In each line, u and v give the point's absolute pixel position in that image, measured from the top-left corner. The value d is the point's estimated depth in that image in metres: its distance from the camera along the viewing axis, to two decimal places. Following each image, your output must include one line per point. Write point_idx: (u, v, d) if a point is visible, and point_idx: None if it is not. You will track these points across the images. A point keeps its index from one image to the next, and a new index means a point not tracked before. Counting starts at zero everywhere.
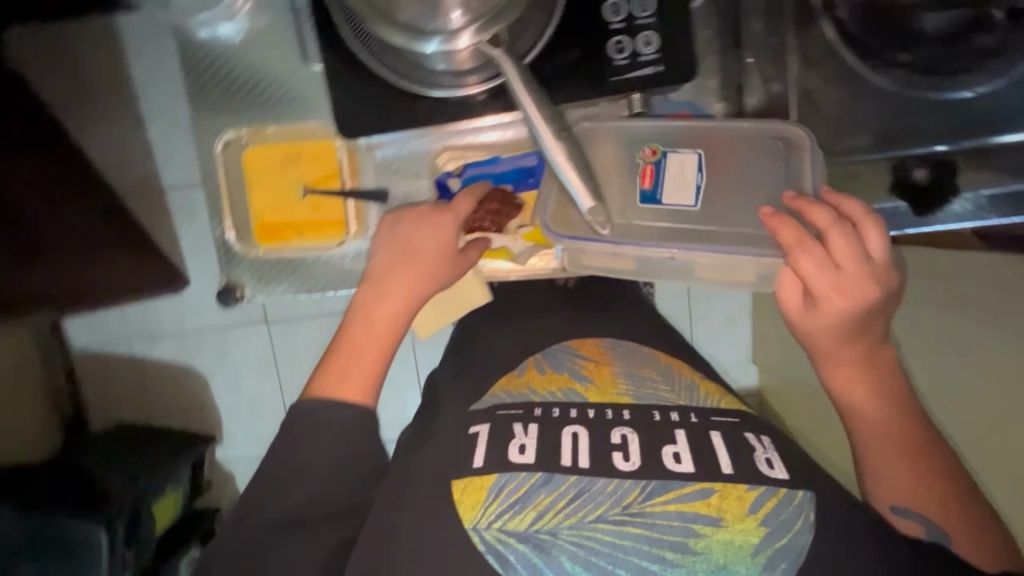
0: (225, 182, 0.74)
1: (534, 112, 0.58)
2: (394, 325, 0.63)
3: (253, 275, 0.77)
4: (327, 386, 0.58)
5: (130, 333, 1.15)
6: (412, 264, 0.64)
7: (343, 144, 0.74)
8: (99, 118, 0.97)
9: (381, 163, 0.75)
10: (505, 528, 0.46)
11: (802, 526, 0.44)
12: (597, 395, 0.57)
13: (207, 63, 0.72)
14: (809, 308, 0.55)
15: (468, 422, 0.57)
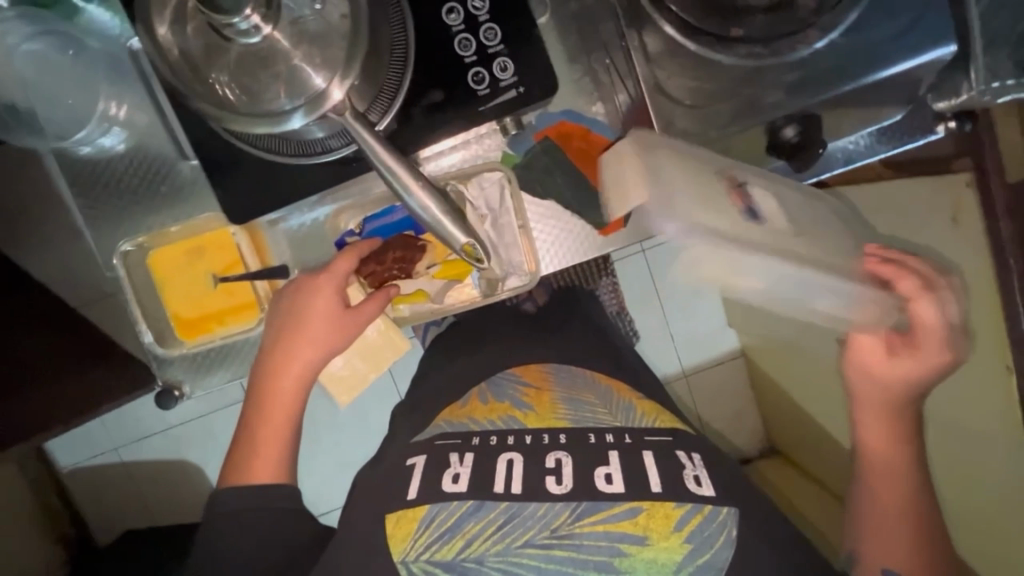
0: (132, 290, 0.75)
1: (392, 165, 0.57)
2: (295, 396, 0.66)
3: (187, 372, 0.79)
4: (240, 470, 0.62)
5: (117, 441, 1.32)
6: (299, 335, 0.66)
7: (241, 228, 0.75)
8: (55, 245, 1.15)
9: (290, 234, 0.75)
10: (432, 559, 0.46)
11: (724, 541, 0.46)
12: (535, 420, 0.56)
13: (87, 170, 0.73)
14: (901, 351, 0.58)
15: (408, 453, 0.55)
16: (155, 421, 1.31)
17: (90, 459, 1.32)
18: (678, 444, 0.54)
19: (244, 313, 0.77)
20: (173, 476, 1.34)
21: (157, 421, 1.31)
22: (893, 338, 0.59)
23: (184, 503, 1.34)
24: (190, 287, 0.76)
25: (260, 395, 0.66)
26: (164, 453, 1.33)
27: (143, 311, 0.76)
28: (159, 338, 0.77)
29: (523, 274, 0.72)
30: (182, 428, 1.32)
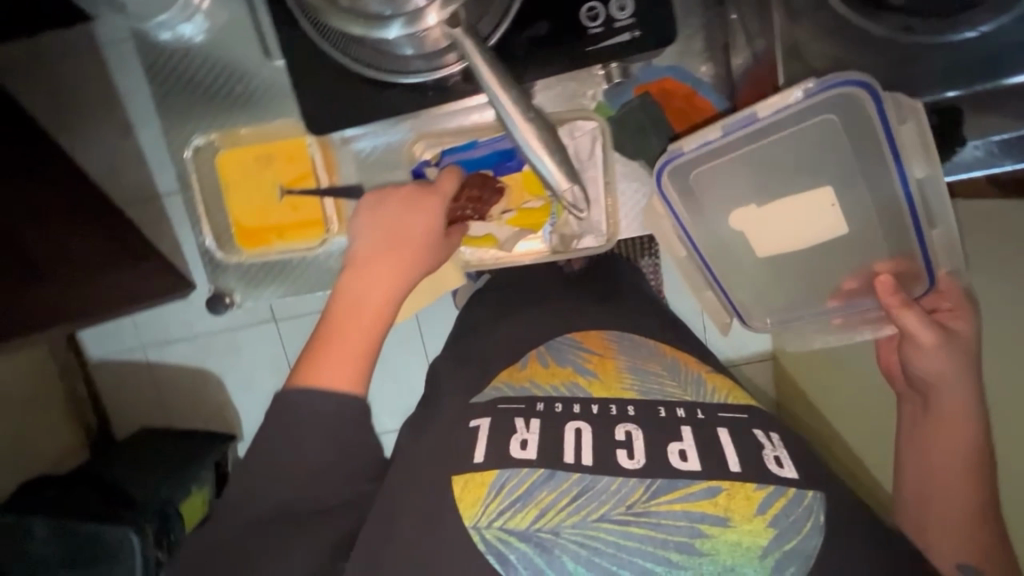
0: (200, 183, 0.90)
1: (499, 93, 0.58)
2: (384, 304, 0.67)
3: (240, 280, 0.96)
4: (319, 371, 0.62)
5: (143, 341, 1.34)
6: (401, 244, 0.69)
7: (314, 142, 0.88)
8: (105, 133, 1.19)
9: (358, 156, 0.90)
10: (505, 526, 0.51)
11: (811, 527, 0.49)
12: (601, 390, 0.64)
13: (183, 70, 0.88)
14: (950, 341, 0.65)
15: (469, 416, 0.63)
16: (181, 329, 1.33)
17: (117, 355, 1.35)
18: (755, 422, 0.60)
19: (300, 229, 0.91)
20: (194, 387, 1.37)
21: (184, 329, 1.33)
22: (940, 330, 0.65)
23: (201, 414, 1.38)
24: (255, 197, 0.90)
25: (354, 296, 0.67)
26: (187, 360, 1.35)
27: (209, 216, 0.92)
28: (219, 243, 0.93)
29: (600, 236, 0.90)
30: (208, 340, 1.34)
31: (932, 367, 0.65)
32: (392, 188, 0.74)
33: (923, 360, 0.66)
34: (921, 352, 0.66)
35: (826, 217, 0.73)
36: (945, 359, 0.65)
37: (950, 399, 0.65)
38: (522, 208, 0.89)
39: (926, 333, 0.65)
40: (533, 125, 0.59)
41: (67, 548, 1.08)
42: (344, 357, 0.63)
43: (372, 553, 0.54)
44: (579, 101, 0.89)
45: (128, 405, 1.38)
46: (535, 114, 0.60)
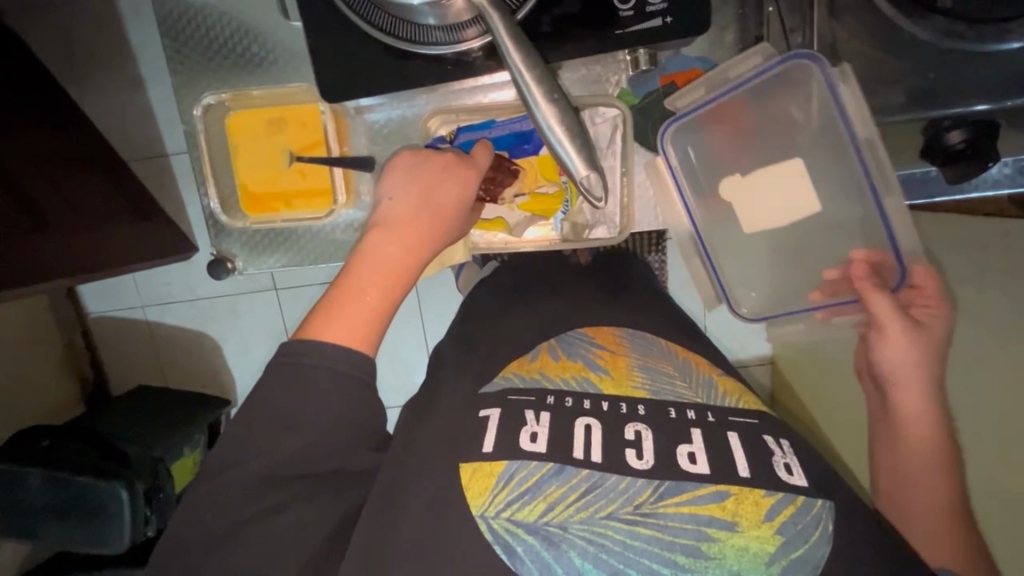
0: (206, 143, 0.89)
1: (524, 73, 0.57)
2: (405, 272, 0.66)
3: (242, 246, 0.95)
4: (331, 331, 0.60)
5: (143, 300, 1.34)
6: (434, 211, 0.69)
7: (329, 110, 0.87)
8: (111, 86, 1.17)
9: (370, 126, 0.89)
10: (514, 518, 0.53)
11: (819, 536, 0.50)
12: (612, 386, 0.65)
13: (198, 26, 0.85)
14: (918, 333, 0.66)
15: (479, 405, 0.64)
16: (184, 291, 1.32)
17: (117, 311, 1.35)
18: (765, 428, 0.61)
19: (309, 198, 0.90)
20: (193, 350, 1.37)
21: (186, 291, 1.32)
22: (909, 321, 0.66)
23: (199, 376, 1.39)
24: (263, 162, 0.90)
25: (375, 253, 0.65)
26: (186, 322, 1.35)
27: (215, 179, 0.91)
28: (224, 207, 0.92)
29: (612, 228, 0.89)
30: (211, 304, 1.33)
31: (897, 357, 0.66)
32: (424, 151, 0.73)
33: (886, 349, 0.66)
34: (882, 339, 0.67)
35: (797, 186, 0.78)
36: (910, 349, 0.65)
37: (913, 397, 0.64)
38: (535, 193, 0.88)
39: (889, 320, 0.67)
40: (557, 109, 0.58)
41: (60, 497, 1.09)
42: (357, 316, 0.62)
43: (384, 531, 0.56)
44: (602, 85, 0.87)
45: (125, 362, 1.39)
46: (560, 97, 0.58)
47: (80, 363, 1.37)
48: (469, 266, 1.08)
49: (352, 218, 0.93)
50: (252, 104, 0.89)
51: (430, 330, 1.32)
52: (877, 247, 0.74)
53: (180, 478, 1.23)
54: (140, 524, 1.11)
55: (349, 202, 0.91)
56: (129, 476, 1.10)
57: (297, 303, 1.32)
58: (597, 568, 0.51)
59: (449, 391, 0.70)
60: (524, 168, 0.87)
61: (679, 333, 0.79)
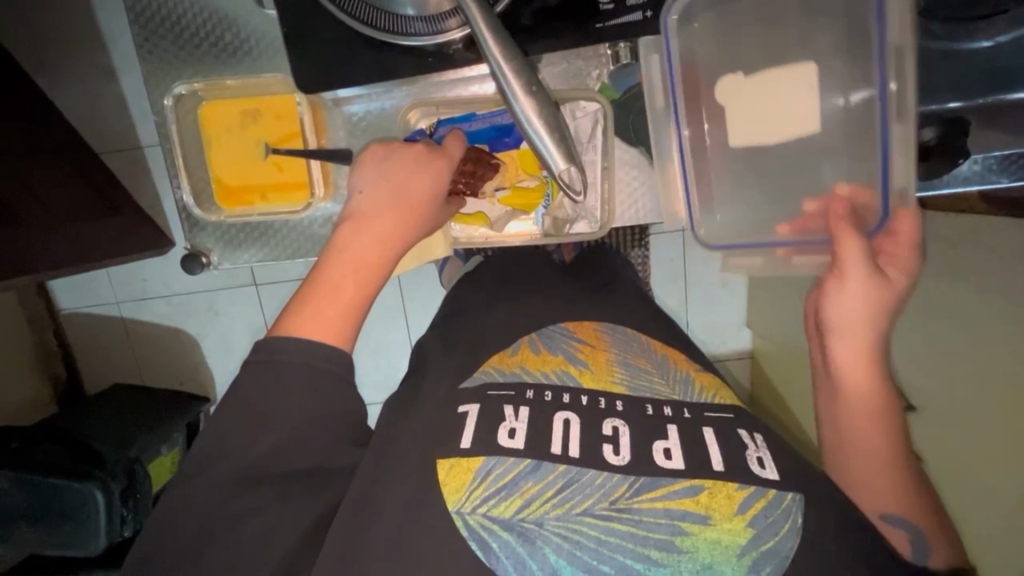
0: (178, 134, 0.87)
1: (503, 66, 0.57)
2: (378, 270, 0.65)
3: (217, 242, 0.93)
4: (303, 327, 0.59)
5: (116, 296, 1.31)
6: (407, 208, 0.67)
7: (306, 101, 0.86)
8: (79, 74, 1.13)
9: (349, 118, 0.88)
10: (489, 514, 0.53)
11: (788, 529, 0.51)
12: (590, 381, 0.65)
13: (170, 14, 0.83)
14: (880, 286, 0.59)
15: (457, 401, 0.64)
16: (158, 286, 1.29)
17: (89, 307, 1.32)
18: (741, 423, 0.62)
19: (285, 192, 0.89)
20: (169, 347, 1.34)
21: (161, 286, 1.29)
22: (874, 270, 0.59)
23: (175, 374, 1.36)
24: (238, 155, 0.88)
25: (356, 247, 0.64)
26: (162, 318, 1.32)
27: (188, 173, 0.89)
28: (198, 202, 0.90)
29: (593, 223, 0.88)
30: (185, 300, 1.30)
31: (842, 309, 0.60)
32: (393, 143, 0.71)
33: (843, 296, 0.60)
34: (841, 291, 0.60)
35: (807, 100, 0.65)
36: (861, 303, 0.59)
37: (849, 348, 0.61)
38: (516, 186, 0.88)
39: (858, 266, 0.59)
40: (534, 101, 0.58)
41: (31, 499, 1.06)
42: (332, 316, 0.61)
43: (362, 530, 0.55)
44: (584, 79, 0.86)
45: (100, 360, 1.36)
46: (538, 90, 0.58)
47: (52, 361, 1.33)
48: (451, 261, 1.08)
49: (328, 212, 0.91)
50: (225, 94, 0.87)
51: (414, 325, 1.31)
52: (863, 184, 0.63)
53: (157, 480, 1.21)
54: (115, 525, 1.09)
55: (327, 196, 0.90)
56: (102, 476, 1.07)
57: (278, 299, 1.30)
58: (570, 565, 0.51)
59: (429, 389, 0.69)
60: (507, 163, 0.87)
61: (659, 327, 0.80)
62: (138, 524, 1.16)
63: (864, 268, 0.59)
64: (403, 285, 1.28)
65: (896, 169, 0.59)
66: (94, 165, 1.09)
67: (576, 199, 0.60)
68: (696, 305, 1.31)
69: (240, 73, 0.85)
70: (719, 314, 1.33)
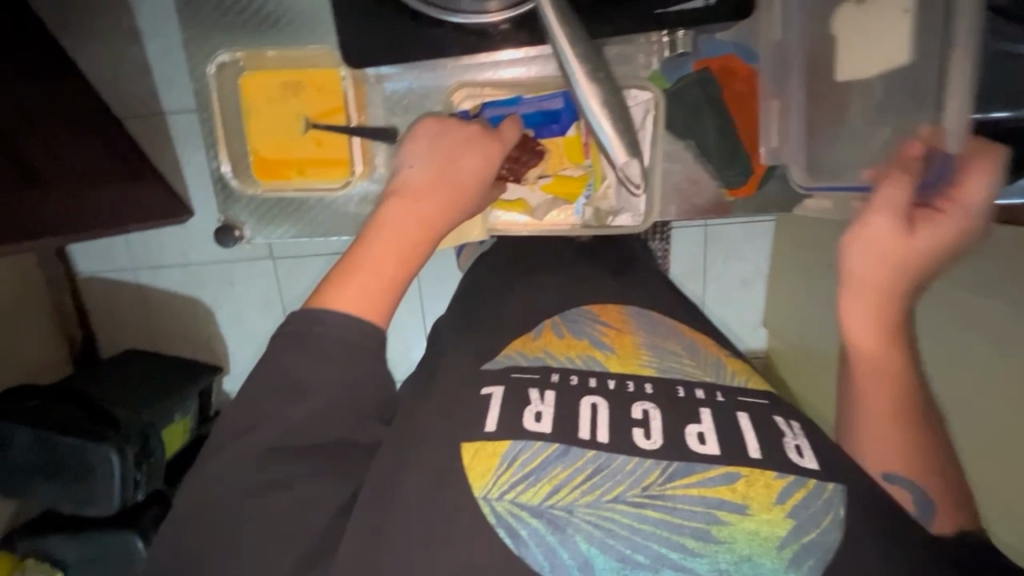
0: (219, 104, 0.86)
1: (572, 60, 0.62)
2: (416, 252, 0.64)
3: (251, 215, 0.92)
4: (340, 299, 0.59)
5: (134, 262, 1.31)
6: (453, 187, 0.68)
7: (350, 76, 0.85)
8: (103, 37, 1.12)
9: (388, 96, 0.86)
10: (518, 500, 0.53)
11: (829, 521, 0.51)
12: (618, 365, 0.65)
13: None
14: (906, 233, 0.63)
15: (483, 382, 0.64)
16: (176, 254, 1.29)
17: (107, 272, 1.32)
18: (775, 409, 0.61)
19: (322, 168, 0.89)
20: (186, 314, 1.35)
21: (179, 253, 1.29)
22: (901, 217, 0.63)
23: (191, 342, 1.37)
24: (275, 127, 0.87)
25: (397, 230, 0.63)
26: (179, 286, 1.32)
27: (226, 144, 0.88)
28: (236, 173, 0.90)
29: (635, 216, 0.87)
30: (204, 268, 1.30)
31: (864, 248, 0.64)
32: (449, 119, 0.72)
33: (862, 237, 0.64)
34: (862, 227, 0.64)
35: (890, 36, 0.68)
36: (879, 248, 0.63)
37: (859, 298, 0.64)
38: (560, 176, 0.87)
39: (886, 207, 0.63)
40: (597, 87, 0.62)
41: (48, 456, 1.07)
42: (374, 290, 0.60)
43: (388, 504, 0.55)
44: (634, 66, 0.86)
45: (115, 327, 1.37)
46: (605, 79, 0.62)
47: (69, 325, 1.34)
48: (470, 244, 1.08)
49: (367, 191, 0.90)
50: (267, 65, 0.86)
51: (428, 310, 1.30)
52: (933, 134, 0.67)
53: (171, 446, 1.22)
54: (128, 486, 1.10)
55: (364, 174, 0.89)
56: (118, 439, 1.08)
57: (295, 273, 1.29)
58: (604, 554, 0.50)
59: (451, 368, 0.69)
60: (551, 151, 0.87)
61: (687, 316, 0.79)
62: (150, 488, 1.16)
63: (892, 210, 0.63)
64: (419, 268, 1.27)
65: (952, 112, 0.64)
66: (119, 131, 1.09)
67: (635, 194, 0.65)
68: (713, 300, 1.30)
69: (282, 43, 0.84)
70: (736, 311, 1.31)
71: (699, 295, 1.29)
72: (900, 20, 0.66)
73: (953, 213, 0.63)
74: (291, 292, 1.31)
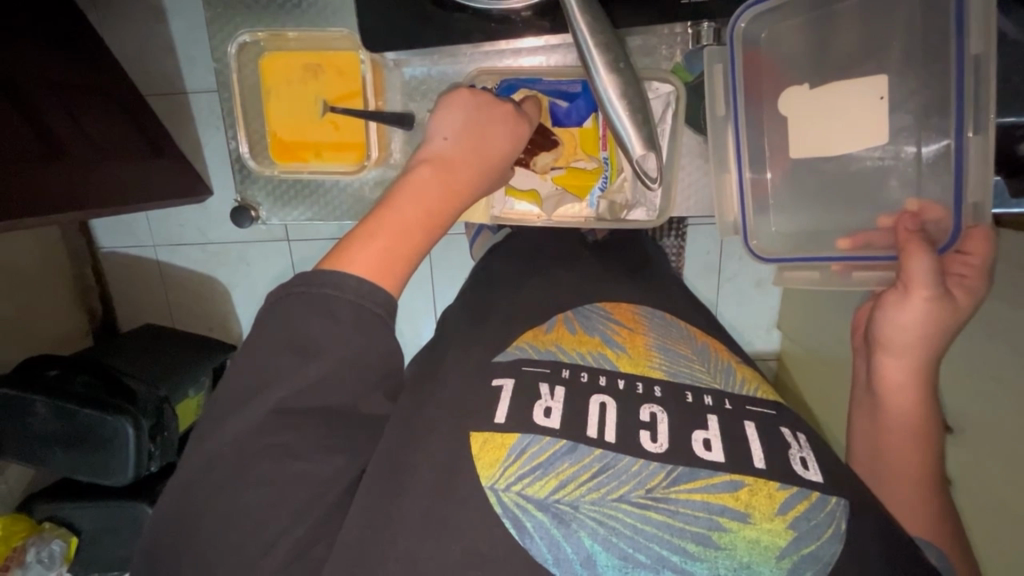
0: (239, 81, 0.87)
1: (591, 49, 0.61)
2: (439, 220, 0.66)
3: (267, 196, 0.93)
4: (354, 260, 0.60)
5: (153, 239, 1.33)
6: (481, 160, 0.70)
7: (369, 60, 0.85)
8: (131, 16, 1.13)
9: (406, 81, 0.86)
10: (524, 493, 0.53)
11: (832, 534, 0.50)
12: (629, 366, 0.65)
13: None
14: (945, 307, 0.62)
15: (492, 374, 0.64)
16: (195, 232, 1.31)
17: (128, 247, 1.34)
18: (783, 420, 0.61)
19: (338, 152, 0.89)
20: (201, 292, 1.37)
21: (197, 232, 1.31)
22: (939, 291, 0.61)
23: (206, 320, 1.39)
24: (294, 108, 0.88)
25: (424, 198, 0.65)
26: (196, 264, 1.34)
27: (246, 124, 0.89)
28: (254, 153, 0.90)
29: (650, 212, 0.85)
30: (219, 248, 1.32)
31: (904, 322, 0.63)
32: (485, 94, 0.74)
33: (897, 310, 0.63)
34: (902, 307, 0.63)
35: (864, 119, 0.69)
36: (927, 320, 0.62)
37: (898, 363, 0.65)
38: (572, 167, 0.87)
39: (920, 282, 0.61)
40: (616, 78, 0.61)
41: (68, 425, 1.10)
42: (391, 257, 0.61)
43: (391, 489, 0.56)
44: (656, 58, 0.86)
45: (134, 301, 1.40)
46: (623, 67, 0.61)
47: (91, 298, 1.38)
48: (483, 233, 1.08)
49: (381, 177, 0.90)
50: (287, 47, 0.86)
51: (439, 297, 1.31)
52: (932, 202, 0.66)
53: (184, 420, 1.25)
54: (143, 458, 1.13)
55: (380, 160, 0.89)
56: (133, 412, 1.11)
57: (309, 255, 1.30)
58: (606, 552, 0.51)
59: (457, 355, 0.69)
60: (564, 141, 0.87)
61: (698, 316, 0.79)
62: (164, 460, 1.20)
63: (934, 284, 0.61)
64: (432, 255, 1.27)
65: (971, 180, 0.60)
66: (144, 111, 1.11)
67: (652, 187, 0.65)
68: (727, 300, 1.28)
69: (301, 23, 0.84)
70: (750, 312, 1.29)
71: (712, 293, 1.28)
72: (877, 104, 0.68)
73: (973, 277, 0.63)
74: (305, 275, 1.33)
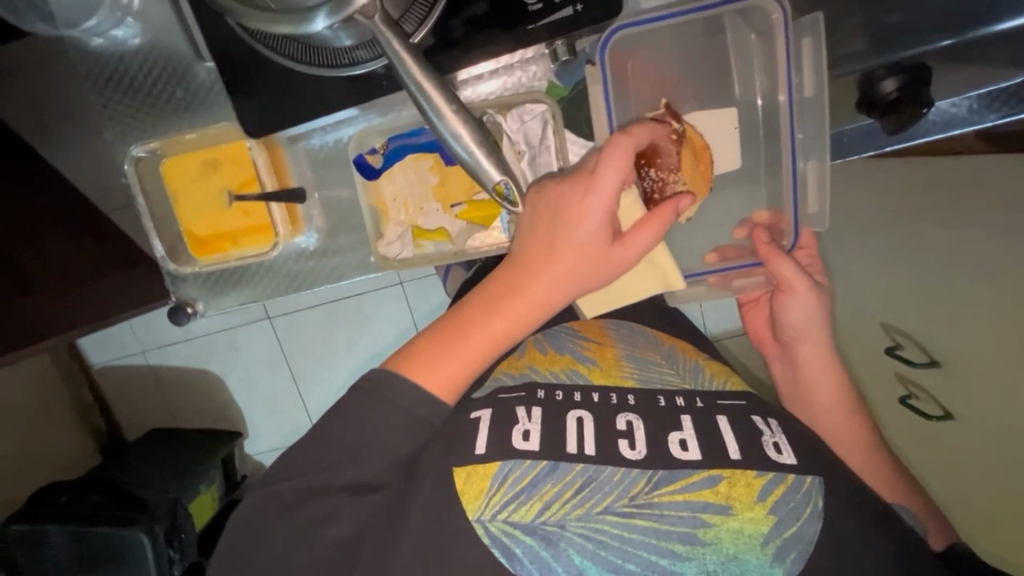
0: (143, 191, 0.90)
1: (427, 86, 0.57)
2: (509, 328, 0.57)
3: (199, 288, 0.96)
4: (421, 373, 0.56)
5: (144, 346, 1.36)
6: (560, 260, 0.56)
7: (256, 146, 0.87)
8: (78, 138, 1.17)
9: (310, 153, 0.90)
10: (511, 519, 0.55)
11: (809, 514, 0.54)
12: (601, 377, 0.66)
13: (136, 79, 0.85)
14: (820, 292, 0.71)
15: (469, 407, 0.65)
16: (179, 331, 1.34)
17: (117, 358, 1.37)
18: (753, 408, 0.63)
19: (253, 235, 0.91)
20: (199, 388, 1.39)
21: (181, 330, 1.34)
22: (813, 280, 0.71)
23: (211, 414, 1.41)
24: (203, 204, 0.90)
25: (511, 307, 0.57)
26: (188, 362, 1.37)
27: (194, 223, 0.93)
28: (173, 256, 0.94)
29: None
30: (206, 342, 1.35)
31: (800, 315, 0.72)
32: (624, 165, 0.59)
33: (791, 305, 0.71)
34: (795, 301, 0.71)
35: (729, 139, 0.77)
36: (811, 307, 0.71)
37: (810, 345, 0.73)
38: (472, 200, 0.86)
39: (797, 281, 0.70)
40: (463, 115, 0.58)
41: (84, 547, 1.11)
42: (454, 367, 0.56)
43: None
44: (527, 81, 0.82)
45: (137, 411, 1.42)
46: (463, 106, 0.58)
47: (93, 415, 1.40)
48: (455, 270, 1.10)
49: (306, 245, 0.94)
50: (186, 147, 0.89)
51: None
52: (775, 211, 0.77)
53: (201, 520, 1.24)
54: (162, 565, 1.12)
55: (295, 232, 0.93)
56: (144, 521, 1.11)
57: (291, 329, 1.33)
58: (596, 565, 0.54)
59: None
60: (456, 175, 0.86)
61: (660, 317, 0.82)
62: (188, 560, 1.19)
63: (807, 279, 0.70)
64: (411, 299, 1.31)
65: (809, 195, 0.73)
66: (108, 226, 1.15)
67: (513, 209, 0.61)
68: None
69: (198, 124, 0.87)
70: None
71: None
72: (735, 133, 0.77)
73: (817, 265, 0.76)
74: (289, 348, 1.35)
